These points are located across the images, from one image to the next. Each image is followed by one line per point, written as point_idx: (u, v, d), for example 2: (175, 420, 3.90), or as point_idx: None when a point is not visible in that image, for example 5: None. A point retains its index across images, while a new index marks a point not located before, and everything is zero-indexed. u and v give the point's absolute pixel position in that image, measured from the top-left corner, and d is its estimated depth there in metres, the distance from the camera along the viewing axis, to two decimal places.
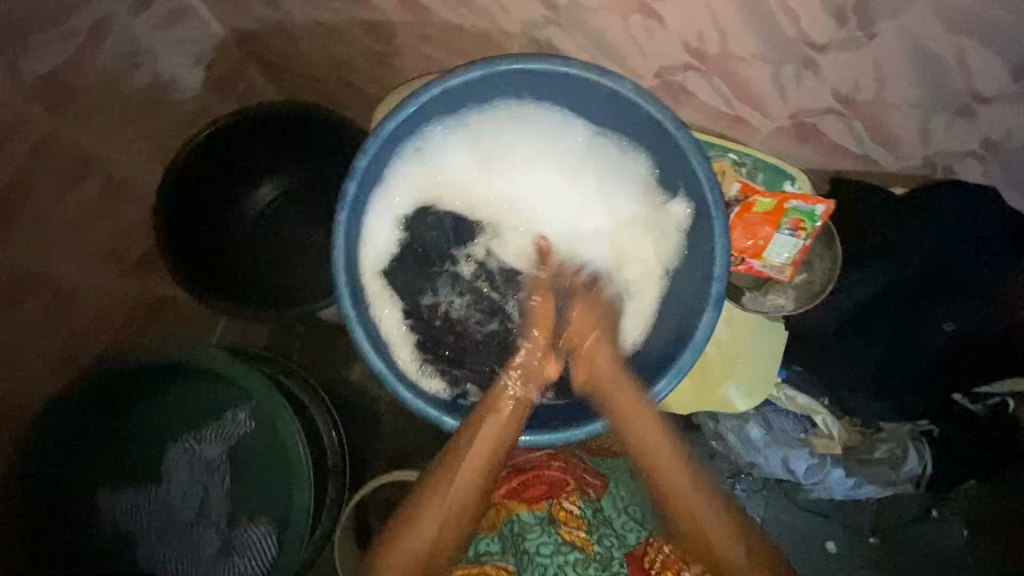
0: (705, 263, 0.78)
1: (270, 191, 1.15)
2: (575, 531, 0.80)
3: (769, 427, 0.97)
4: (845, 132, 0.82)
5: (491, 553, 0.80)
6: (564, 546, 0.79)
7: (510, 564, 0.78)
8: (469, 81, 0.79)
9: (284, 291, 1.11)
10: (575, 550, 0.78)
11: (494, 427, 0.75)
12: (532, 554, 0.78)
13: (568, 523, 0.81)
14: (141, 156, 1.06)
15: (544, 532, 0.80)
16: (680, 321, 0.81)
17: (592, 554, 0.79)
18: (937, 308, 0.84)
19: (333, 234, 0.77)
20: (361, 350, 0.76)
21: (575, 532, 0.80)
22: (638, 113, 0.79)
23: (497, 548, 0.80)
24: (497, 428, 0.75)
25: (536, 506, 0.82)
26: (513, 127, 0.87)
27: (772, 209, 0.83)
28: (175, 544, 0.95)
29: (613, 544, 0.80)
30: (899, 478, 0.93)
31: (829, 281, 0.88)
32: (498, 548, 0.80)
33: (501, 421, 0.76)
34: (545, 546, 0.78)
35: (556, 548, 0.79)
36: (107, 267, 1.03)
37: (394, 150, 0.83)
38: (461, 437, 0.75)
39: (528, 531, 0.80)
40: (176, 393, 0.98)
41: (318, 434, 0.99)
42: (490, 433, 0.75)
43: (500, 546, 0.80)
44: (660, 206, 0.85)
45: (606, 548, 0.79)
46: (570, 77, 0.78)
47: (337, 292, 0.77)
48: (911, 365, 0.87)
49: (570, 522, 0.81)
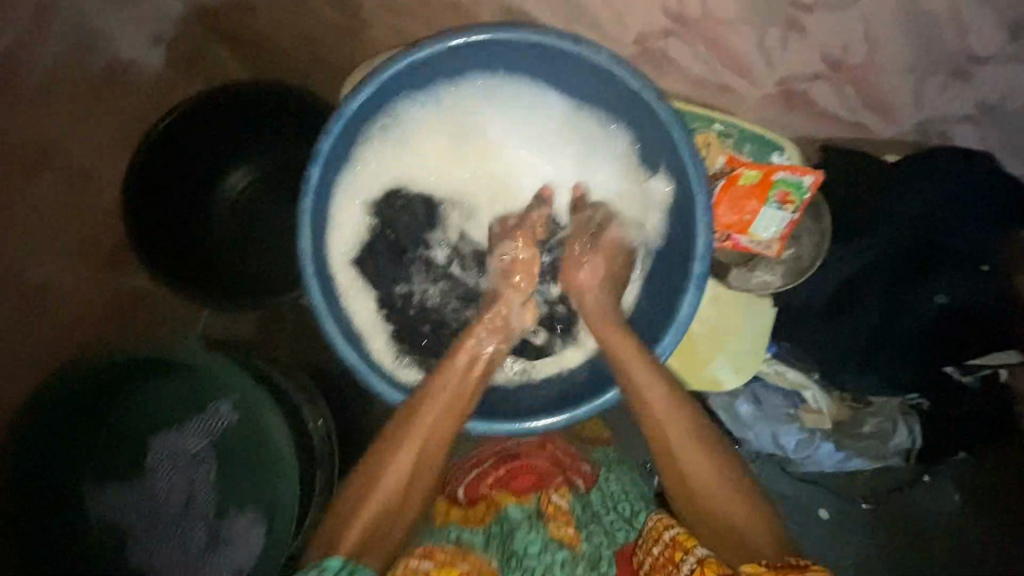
0: (687, 241, 0.76)
1: (240, 179, 1.10)
2: (564, 526, 0.75)
3: (757, 403, 0.95)
4: (834, 98, 0.78)
5: (472, 543, 0.73)
6: (553, 543, 0.73)
7: (493, 561, 0.72)
8: (435, 54, 0.74)
9: (260, 278, 1.08)
10: (564, 547, 0.72)
11: (467, 371, 0.75)
12: (519, 555, 0.71)
13: (556, 518, 0.76)
14: (102, 143, 1.01)
15: (530, 529, 0.74)
16: (664, 301, 0.79)
17: (580, 553, 0.73)
18: (931, 280, 0.82)
19: (298, 222, 0.75)
20: (332, 341, 0.76)
21: (564, 527, 0.75)
22: (615, 86, 0.75)
23: (479, 540, 0.74)
24: (465, 374, 0.75)
25: (524, 499, 0.79)
26: (486, 103, 0.83)
27: (759, 182, 0.80)
28: (164, 536, 0.95)
29: (602, 543, 0.74)
30: (887, 451, 0.92)
31: (818, 255, 0.85)
32: (479, 541, 0.74)
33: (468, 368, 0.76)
34: (532, 544, 0.72)
35: (545, 545, 0.72)
36: (77, 261, 1.00)
37: (359, 131, 0.79)
38: (430, 382, 0.74)
39: (515, 530, 0.74)
40: (151, 388, 0.95)
41: (302, 422, 0.97)
42: (458, 379, 0.75)
43: (482, 540, 0.74)
44: (641, 183, 0.82)
45: (595, 545, 0.73)
46: (542, 48, 0.74)
47: (305, 283, 0.76)
48: (903, 340, 0.85)
49: (559, 516, 0.76)
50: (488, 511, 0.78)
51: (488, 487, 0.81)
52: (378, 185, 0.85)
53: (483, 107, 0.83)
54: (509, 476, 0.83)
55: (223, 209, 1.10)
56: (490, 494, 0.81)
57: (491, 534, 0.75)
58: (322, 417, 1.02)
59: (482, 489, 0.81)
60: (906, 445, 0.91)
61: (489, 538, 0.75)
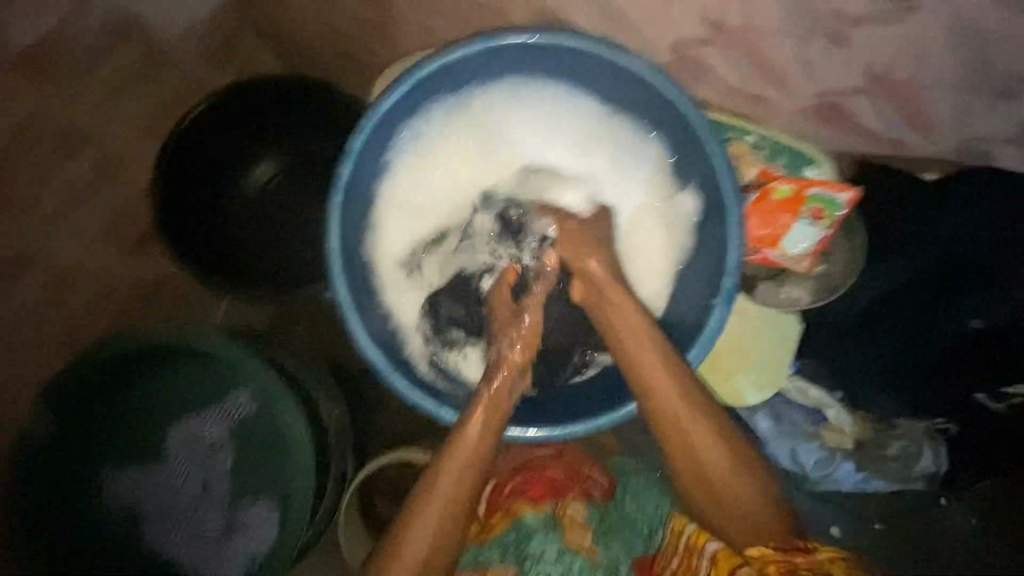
0: (716, 254, 0.75)
1: (265, 172, 1.10)
2: (580, 533, 0.78)
3: (778, 419, 0.93)
4: (874, 114, 0.76)
5: (490, 561, 0.76)
6: (570, 551, 0.76)
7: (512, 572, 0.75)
8: (471, 56, 0.75)
9: (278, 271, 1.08)
10: (580, 555, 0.76)
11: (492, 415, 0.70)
12: (536, 559, 0.75)
13: (574, 526, 0.78)
14: (136, 132, 1.03)
15: (548, 536, 0.77)
16: (688, 318, 0.78)
17: (598, 561, 0.76)
18: (963, 302, 0.79)
19: (327, 218, 0.76)
20: (357, 338, 0.75)
21: (581, 536, 0.77)
22: (652, 93, 0.74)
23: (497, 554, 0.76)
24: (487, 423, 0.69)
25: (539, 505, 0.80)
26: (517, 110, 0.83)
27: (792, 197, 0.79)
28: (181, 521, 0.96)
29: (621, 548, 0.77)
30: (911, 474, 0.89)
31: (847, 272, 0.85)
32: (497, 555, 0.76)
33: (473, 453, 0.68)
34: (550, 550, 0.76)
35: (562, 553, 0.76)
36: (107, 247, 1.02)
37: (393, 131, 0.80)
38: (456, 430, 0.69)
39: (533, 537, 0.77)
40: (173, 374, 0.97)
41: (319, 416, 0.97)
42: (462, 469, 0.68)
43: (500, 552, 0.77)
44: (670, 197, 0.81)
45: (615, 552, 0.76)
46: (579, 52, 0.74)
47: (332, 281, 0.76)
48: (929, 364, 0.83)
49: (576, 526, 0.78)
50: (506, 520, 0.79)
51: (505, 494, 0.81)
52: (405, 186, 0.84)
53: (515, 113, 0.83)
54: (525, 483, 0.82)
55: (244, 207, 1.10)
56: (507, 502, 0.81)
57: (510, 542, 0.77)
58: (338, 411, 1.02)
59: (502, 500, 0.81)
60: (930, 470, 0.89)
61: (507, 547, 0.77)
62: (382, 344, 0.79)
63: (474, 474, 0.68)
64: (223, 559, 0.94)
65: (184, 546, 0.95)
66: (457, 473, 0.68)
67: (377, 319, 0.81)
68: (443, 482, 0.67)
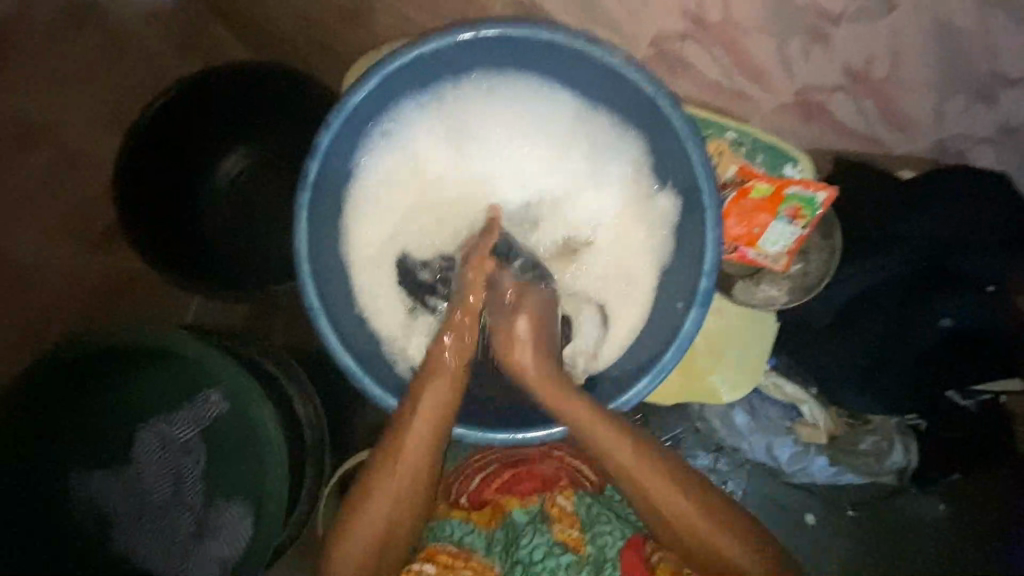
0: (694, 254, 0.75)
1: (235, 163, 1.07)
2: (570, 530, 0.75)
3: (754, 414, 0.94)
4: (854, 112, 0.76)
5: (475, 547, 0.75)
6: (557, 548, 0.73)
7: (495, 564, 0.73)
8: (444, 49, 0.72)
9: (254, 266, 1.06)
10: (568, 552, 0.73)
11: (436, 389, 0.73)
12: (524, 561, 0.72)
13: (561, 521, 0.76)
14: (94, 122, 0.98)
15: (536, 533, 0.74)
16: (665, 317, 0.77)
17: (584, 556, 0.73)
18: (941, 299, 0.79)
19: (295, 218, 0.73)
20: (327, 341, 0.73)
21: (569, 531, 0.75)
22: (632, 91, 0.72)
23: (480, 543, 0.75)
24: (435, 396, 0.73)
25: (529, 502, 0.79)
26: (490, 104, 0.80)
27: (770, 196, 0.77)
28: (152, 524, 0.94)
29: (607, 543, 0.74)
30: (883, 470, 0.90)
31: (825, 273, 0.84)
32: (480, 543, 0.75)
33: (440, 402, 0.73)
34: (538, 548, 0.73)
35: (548, 549, 0.73)
36: (64, 244, 0.97)
37: (361, 126, 0.77)
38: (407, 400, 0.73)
39: (521, 536, 0.75)
40: (142, 376, 0.94)
41: (293, 414, 0.95)
42: (428, 417, 0.72)
43: (483, 542, 0.76)
44: (649, 196, 0.80)
45: (600, 548, 0.74)
46: (554, 45, 0.71)
47: (300, 283, 0.73)
48: (906, 361, 0.83)
49: (565, 519, 0.76)
50: (496, 514, 0.78)
51: (491, 492, 0.82)
52: (376, 182, 0.82)
53: (489, 108, 0.81)
54: (513, 480, 0.83)
55: (215, 197, 1.07)
56: (495, 498, 0.81)
57: (496, 538, 0.76)
58: (314, 408, 1.00)
59: (488, 492, 0.82)
60: (901, 464, 0.90)
61: (494, 541, 0.76)
62: (356, 346, 0.77)
63: (441, 410, 0.73)
64: (198, 562, 0.92)
65: (156, 550, 0.93)
66: (426, 421, 0.72)
67: (351, 320, 0.79)
68: (415, 429, 0.72)
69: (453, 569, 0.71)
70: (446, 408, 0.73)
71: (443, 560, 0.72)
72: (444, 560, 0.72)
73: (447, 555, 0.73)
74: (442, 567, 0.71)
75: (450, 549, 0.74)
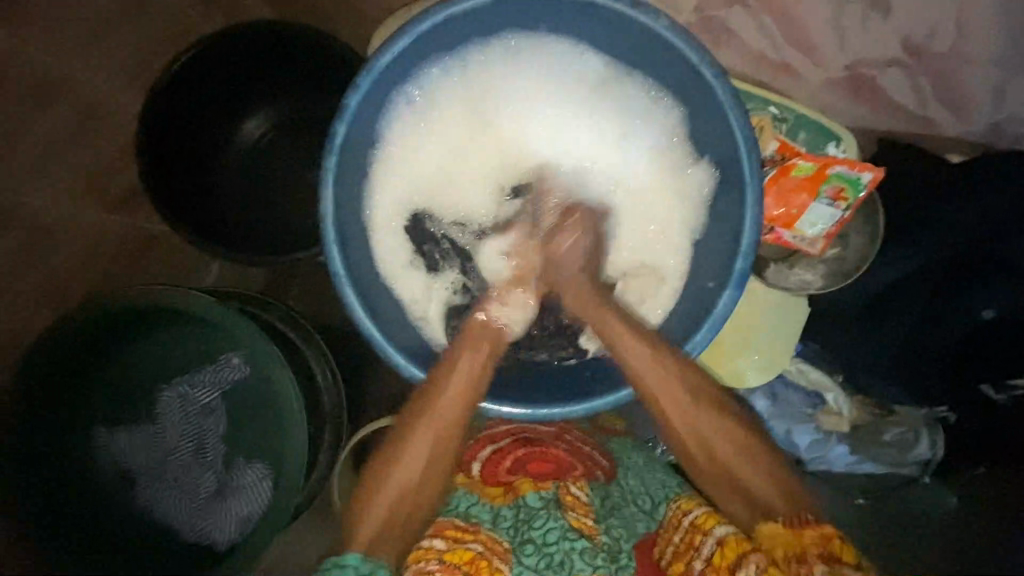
0: (730, 232, 0.72)
1: (256, 128, 1.04)
2: (585, 518, 0.68)
3: (774, 398, 0.91)
4: (908, 89, 0.77)
5: (483, 520, 0.68)
6: (571, 533, 0.66)
7: (506, 541, 0.66)
8: (480, 9, 0.69)
9: (270, 231, 1.04)
10: (582, 538, 0.66)
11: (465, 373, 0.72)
12: (537, 543, 0.65)
13: (576, 509, 0.69)
14: (123, 75, 0.98)
15: (550, 517, 0.67)
16: (694, 300, 0.75)
17: (600, 544, 0.66)
18: (985, 291, 0.75)
19: (321, 180, 0.71)
20: (350, 308, 0.72)
21: (584, 519, 0.68)
22: (674, 58, 0.69)
23: (489, 517, 0.68)
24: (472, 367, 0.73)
25: (543, 486, 0.71)
26: (521, 71, 0.78)
27: (813, 174, 0.74)
28: (173, 481, 0.96)
29: (620, 536, 0.68)
30: (905, 460, 0.88)
31: (862, 258, 0.82)
32: (489, 518, 0.68)
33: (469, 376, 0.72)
34: (552, 532, 0.66)
35: (563, 533, 0.66)
36: (91, 198, 0.97)
37: (390, 89, 0.74)
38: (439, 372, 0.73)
39: (533, 517, 0.67)
40: (166, 336, 0.95)
41: (313, 380, 0.96)
42: (461, 383, 0.72)
43: (491, 516, 0.68)
44: (683, 171, 0.78)
45: (614, 539, 0.67)
46: (593, 7, 0.68)
47: (326, 247, 0.72)
48: (937, 352, 0.80)
49: (580, 507, 0.69)
50: (506, 494, 0.71)
51: (506, 471, 0.74)
52: (401, 149, 0.80)
53: (520, 74, 0.78)
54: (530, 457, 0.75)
55: (236, 163, 1.04)
56: (510, 479, 0.73)
57: (506, 514, 0.68)
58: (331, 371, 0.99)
59: (502, 472, 0.74)
60: (926, 457, 0.87)
61: (502, 518, 0.68)
62: (379, 314, 0.76)
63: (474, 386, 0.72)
64: (219, 523, 0.94)
65: (175, 506, 0.95)
66: (458, 388, 0.72)
67: (374, 288, 0.77)
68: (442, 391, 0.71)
69: (461, 542, 0.64)
70: (479, 383, 0.73)
71: (451, 533, 0.65)
72: (453, 532, 0.65)
73: (456, 528, 0.66)
74: (450, 541, 0.64)
75: (458, 524, 0.67)
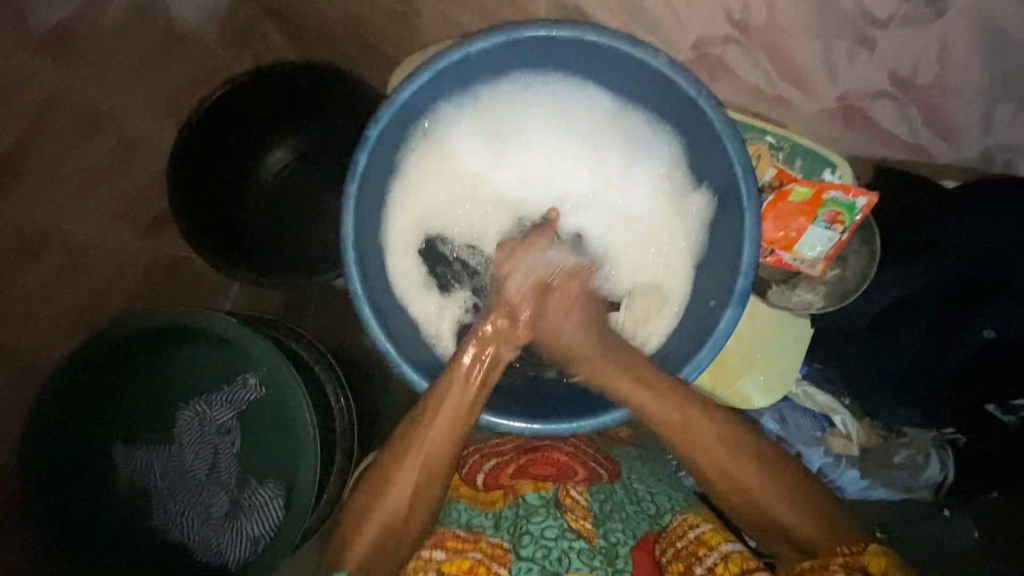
0: (730, 255, 0.75)
1: (280, 157, 1.12)
2: (582, 519, 0.70)
3: (784, 422, 0.92)
4: (898, 119, 0.77)
5: (483, 527, 0.70)
6: (570, 533, 0.68)
7: (506, 542, 0.68)
8: (490, 47, 0.74)
9: (289, 258, 1.09)
10: (581, 538, 0.68)
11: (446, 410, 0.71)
12: (535, 535, 0.68)
13: (575, 510, 0.71)
14: (151, 114, 1.03)
15: (549, 515, 0.70)
16: (697, 319, 0.79)
17: (598, 546, 0.68)
18: (982, 309, 0.78)
19: (343, 206, 0.75)
20: (368, 326, 0.76)
21: (582, 520, 0.70)
22: (673, 90, 0.73)
23: (490, 522, 0.70)
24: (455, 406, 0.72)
25: (543, 487, 0.74)
26: (528, 105, 0.83)
27: (810, 199, 0.78)
28: (188, 500, 0.97)
29: (619, 540, 0.69)
30: (917, 484, 0.88)
31: (862, 280, 0.84)
32: (490, 523, 0.70)
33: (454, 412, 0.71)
34: (550, 529, 0.68)
35: (561, 532, 0.68)
36: (121, 228, 1.02)
37: (409, 121, 0.79)
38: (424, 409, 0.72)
39: (533, 513, 0.70)
40: (185, 357, 0.98)
41: (325, 399, 0.97)
42: (443, 420, 0.71)
43: (493, 522, 0.71)
44: (684, 196, 0.82)
45: (613, 543, 0.69)
46: (597, 46, 0.73)
47: (345, 268, 0.76)
48: (939, 371, 0.82)
49: (577, 510, 0.71)
50: (507, 497, 0.74)
51: (507, 477, 0.76)
52: (418, 178, 0.85)
53: (529, 108, 0.83)
54: (529, 464, 0.78)
55: (261, 194, 1.12)
56: (510, 483, 0.75)
57: (507, 515, 0.71)
58: (345, 397, 1.01)
59: (503, 479, 0.76)
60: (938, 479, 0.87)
61: (503, 520, 0.71)
62: (394, 334, 0.79)
63: (460, 419, 0.72)
64: (232, 541, 0.95)
65: (190, 524, 0.97)
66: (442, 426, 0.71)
67: (392, 309, 0.81)
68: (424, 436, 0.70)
69: (462, 551, 0.67)
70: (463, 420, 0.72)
71: (451, 544, 0.68)
72: (454, 543, 0.68)
73: (456, 539, 0.68)
74: (450, 552, 0.67)
75: (458, 533, 0.69)
